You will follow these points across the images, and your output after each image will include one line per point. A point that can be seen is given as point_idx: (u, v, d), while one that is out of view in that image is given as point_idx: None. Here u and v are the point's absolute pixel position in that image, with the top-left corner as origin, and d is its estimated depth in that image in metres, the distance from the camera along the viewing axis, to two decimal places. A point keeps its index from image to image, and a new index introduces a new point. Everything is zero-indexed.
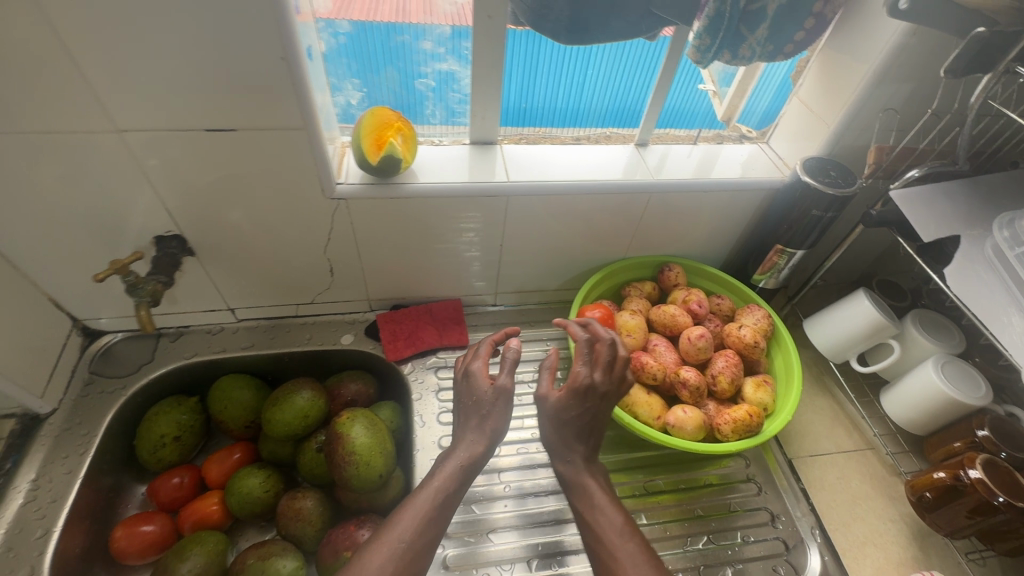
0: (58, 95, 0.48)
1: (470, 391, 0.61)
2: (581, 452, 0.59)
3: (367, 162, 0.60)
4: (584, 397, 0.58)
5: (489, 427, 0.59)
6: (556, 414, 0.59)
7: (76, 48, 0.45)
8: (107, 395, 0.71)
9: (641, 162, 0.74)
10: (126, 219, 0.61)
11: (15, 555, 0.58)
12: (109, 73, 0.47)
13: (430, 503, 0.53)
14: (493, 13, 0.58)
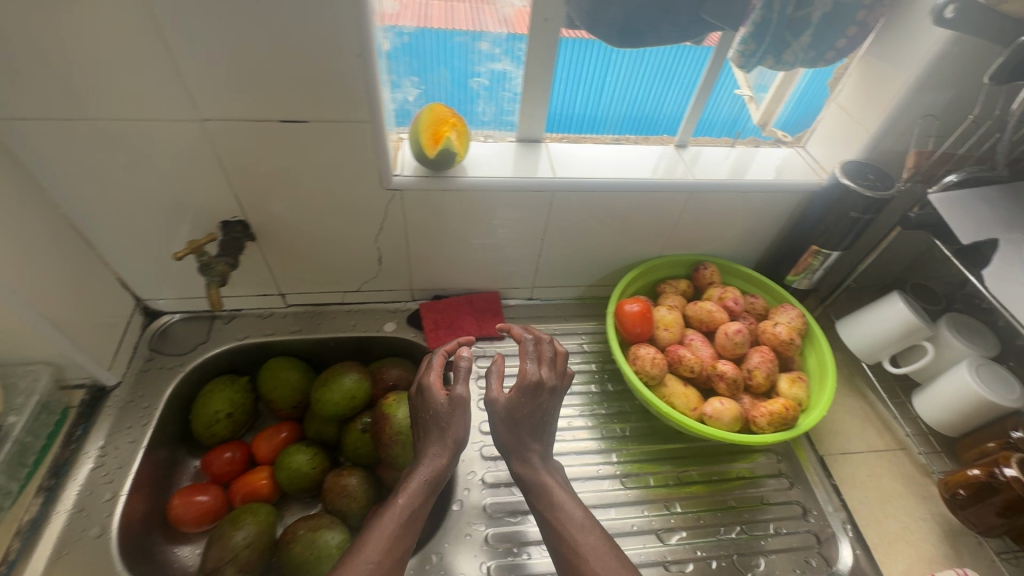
0: (152, 85, 0.52)
1: (426, 404, 0.63)
2: (538, 453, 0.61)
3: (424, 154, 0.63)
4: (534, 393, 0.62)
5: (451, 436, 0.61)
6: (508, 416, 0.61)
7: (174, 41, 0.49)
8: (166, 371, 0.75)
9: (668, 158, 0.77)
10: (197, 204, 0.65)
11: (86, 515, 0.61)
12: (200, 66, 0.51)
13: (396, 521, 0.55)
14: (548, 16, 0.61)
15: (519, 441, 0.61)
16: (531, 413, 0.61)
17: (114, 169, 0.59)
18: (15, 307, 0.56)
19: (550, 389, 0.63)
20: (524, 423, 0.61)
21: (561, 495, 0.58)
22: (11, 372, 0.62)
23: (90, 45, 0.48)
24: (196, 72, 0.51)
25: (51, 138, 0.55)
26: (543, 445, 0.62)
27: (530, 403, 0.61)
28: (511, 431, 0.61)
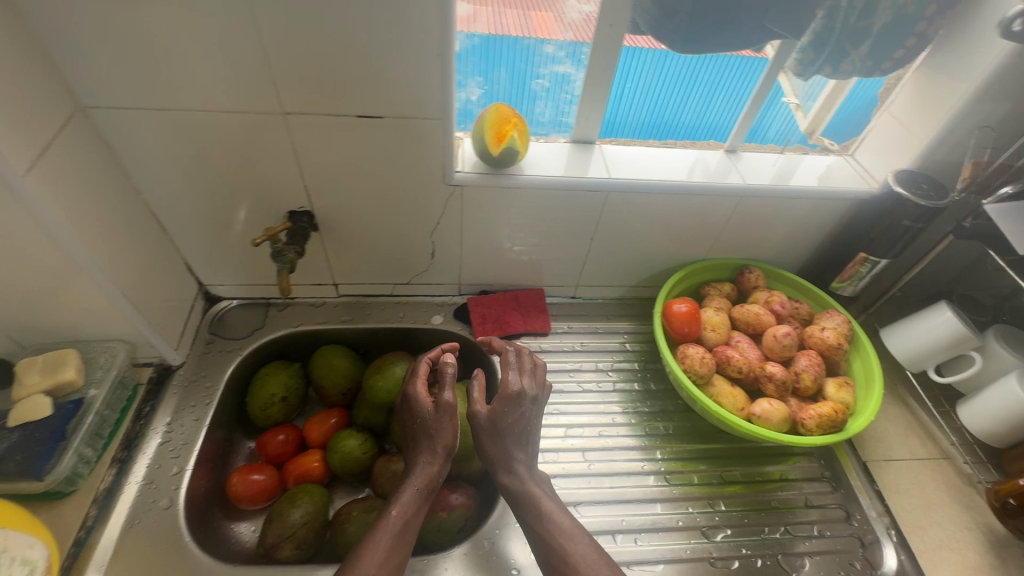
0: (243, 78, 0.55)
1: (415, 413, 0.65)
2: (523, 463, 0.63)
3: (489, 152, 0.66)
4: (515, 402, 0.64)
5: (440, 446, 0.63)
6: (491, 424, 0.63)
7: (269, 38, 0.52)
8: (225, 354, 0.78)
9: (699, 164, 0.77)
10: (268, 193, 0.67)
11: (155, 487, 0.64)
12: (290, 61, 0.54)
13: (390, 534, 0.58)
14: (614, 21, 0.63)
15: (503, 451, 0.63)
16: (511, 423, 0.64)
17: (196, 157, 0.62)
18: (103, 285, 0.59)
19: (530, 398, 0.66)
20: (506, 433, 0.63)
21: (549, 505, 0.60)
22: (91, 348, 0.65)
23: (191, 39, 0.51)
24: (285, 67, 0.54)
25: (143, 127, 0.58)
26: (526, 455, 0.63)
27: (513, 415, 0.63)
28: (493, 441, 0.63)
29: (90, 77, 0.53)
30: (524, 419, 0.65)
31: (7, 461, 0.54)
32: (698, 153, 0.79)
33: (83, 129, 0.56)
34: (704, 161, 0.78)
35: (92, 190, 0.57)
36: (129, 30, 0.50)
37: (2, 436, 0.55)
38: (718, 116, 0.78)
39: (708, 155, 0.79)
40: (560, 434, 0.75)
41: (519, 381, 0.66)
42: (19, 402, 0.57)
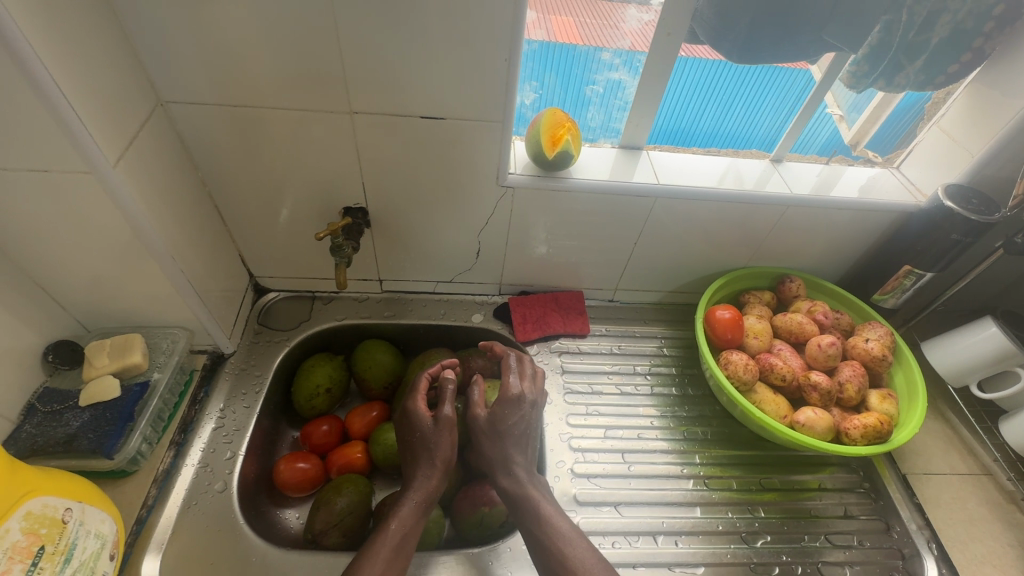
0: (316, 77, 0.57)
1: (415, 428, 0.68)
2: (522, 468, 0.66)
3: (545, 156, 0.67)
4: (514, 405, 0.68)
5: (439, 458, 0.66)
6: (489, 427, 0.67)
7: (346, 39, 0.54)
8: (273, 344, 0.81)
9: (730, 171, 0.78)
10: (327, 189, 0.69)
11: (211, 471, 0.66)
12: (363, 62, 0.55)
13: (391, 543, 0.59)
14: (671, 30, 0.64)
15: (502, 454, 0.66)
16: (508, 429, 0.67)
17: (262, 152, 0.64)
18: (172, 273, 0.61)
19: (528, 403, 0.70)
20: (505, 436, 0.67)
21: (548, 509, 0.62)
22: (153, 334, 0.67)
23: (272, 38, 0.53)
24: (357, 67, 0.56)
25: (216, 121, 0.60)
26: (526, 458, 0.66)
27: (511, 418, 0.67)
28: (492, 443, 0.67)
29: (173, 73, 0.55)
30: (521, 423, 0.68)
31: (80, 439, 0.56)
32: (730, 160, 0.79)
33: (161, 122, 0.58)
34: (735, 168, 0.79)
35: (168, 181, 0.59)
36: (215, 28, 0.52)
37: (76, 414, 0.58)
38: (737, 126, 0.80)
39: (739, 162, 0.80)
40: (600, 434, 0.76)
41: (517, 386, 0.70)
42: (90, 382, 0.59)
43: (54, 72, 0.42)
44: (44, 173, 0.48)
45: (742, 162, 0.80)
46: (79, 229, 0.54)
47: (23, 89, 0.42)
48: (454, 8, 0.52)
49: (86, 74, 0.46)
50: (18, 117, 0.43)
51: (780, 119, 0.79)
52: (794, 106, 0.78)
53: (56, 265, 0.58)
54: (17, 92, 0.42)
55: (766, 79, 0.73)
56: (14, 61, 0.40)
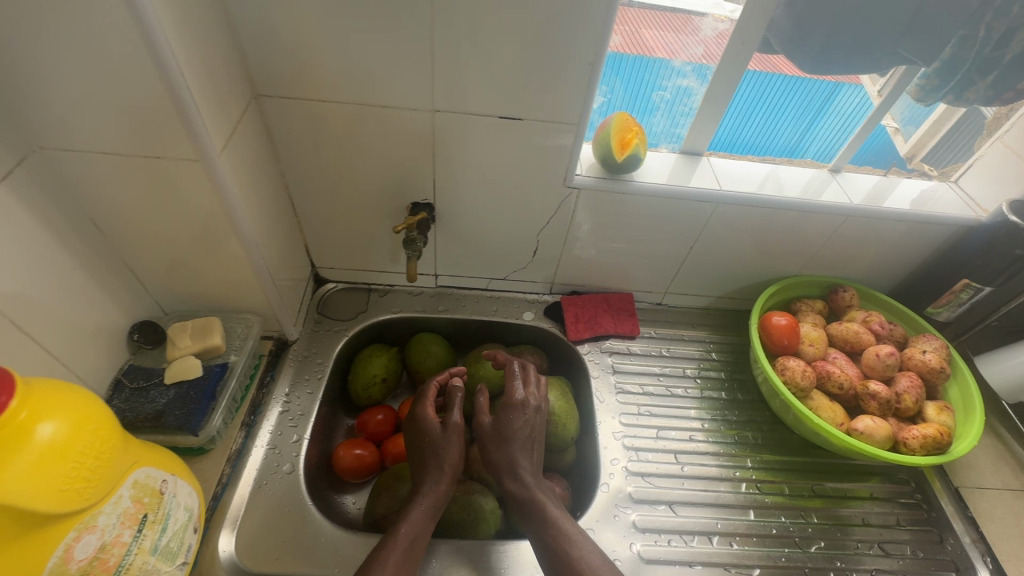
0: (407, 76, 0.59)
1: (421, 433, 0.68)
2: (529, 472, 0.66)
3: (614, 160, 0.69)
4: (522, 411, 0.69)
5: (447, 463, 0.66)
6: (496, 431, 0.68)
7: (439, 40, 0.56)
8: (333, 333, 0.83)
9: (769, 178, 0.78)
10: (398, 184, 0.72)
11: (279, 453, 0.68)
12: (453, 63, 0.57)
13: (403, 545, 0.59)
14: (746, 39, 0.65)
15: (509, 458, 0.66)
16: (513, 433, 0.67)
17: (343, 146, 0.67)
18: (254, 260, 0.64)
19: (534, 407, 0.70)
20: (511, 440, 0.67)
21: (554, 512, 0.62)
22: (228, 319, 0.70)
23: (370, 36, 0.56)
24: (448, 68, 0.58)
25: (304, 115, 0.63)
26: (532, 462, 0.67)
27: (516, 422, 0.68)
28: (499, 447, 0.67)
29: (271, 67, 0.58)
30: (526, 426, 0.69)
31: (167, 415, 0.58)
32: (771, 166, 0.80)
33: (254, 114, 0.61)
34: (775, 175, 0.79)
35: (256, 170, 0.62)
36: (318, 26, 0.54)
37: (161, 391, 0.60)
38: (756, 135, 0.80)
39: (780, 169, 0.80)
40: (653, 435, 0.77)
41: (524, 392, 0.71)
42: (173, 362, 0.62)
43: (183, 65, 0.45)
44: (157, 160, 0.51)
45: (782, 169, 0.80)
46: (177, 215, 0.57)
47: (156, 80, 0.44)
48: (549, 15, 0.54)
49: (205, 67, 0.48)
50: (144, 106, 0.46)
51: (798, 130, 0.80)
52: (813, 117, 0.78)
53: (149, 247, 0.61)
54: (150, 83, 0.44)
55: (806, 92, 0.74)
56: (153, 54, 0.42)
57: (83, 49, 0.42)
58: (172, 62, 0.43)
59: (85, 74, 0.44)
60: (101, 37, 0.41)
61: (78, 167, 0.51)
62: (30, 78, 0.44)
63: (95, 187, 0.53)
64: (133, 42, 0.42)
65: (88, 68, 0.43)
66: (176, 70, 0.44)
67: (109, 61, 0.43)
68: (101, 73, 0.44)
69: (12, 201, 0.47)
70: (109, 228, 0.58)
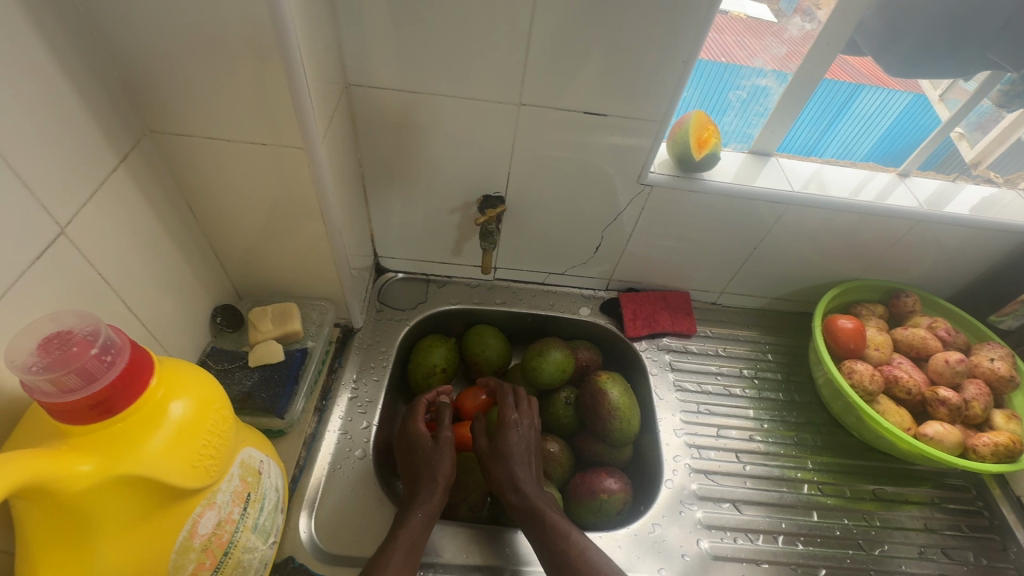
0: (496, 69, 0.60)
1: (413, 448, 0.68)
2: (529, 484, 0.67)
3: (692, 158, 0.69)
4: (515, 429, 0.71)
5: (440, 475, 0.65)
6: (493, 448, 0.69)
7: (534, 35, 0.57)
8: (395, 323, 0.83)
9: (814, 179, 0.77)
10: (472, 176, 0.73)
11: (350, 438, 0.69)
12: (544, 58, 0.58)
13: (405, 549, 0.58)
14: (831, 41, 0.65)
15: (510, 472, 0.67)
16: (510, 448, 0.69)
17: (423, 137, 0.68)
18: (337, 249, 0.65)
19: (527, 425, 0.72)
20: (509, 455, 0.68)
21: (557, 518, 0.63)
22: (303, 304, 0.71)
23: (467, 30, 0.57)
24: (538, 63, 0.59)
25: (389, 106, 0.64)
26: (530, 474, 0.67)
27: (512, 438, 0.70)
28: (497, 464, 0.68)
29: (365, 58, 0.59)
30: (523, 441, 0.71)
31: (255, 397, 0.60)
32: (816, 166, 0.78)
33: (344, 103, 0.62)
34: (820, 175, 0.78)
35: (342, 159, 0.63)
36: (417, 19, 0.56)
37: (246, 373, 0.61)
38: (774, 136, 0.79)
39: (826, 169, 0.79)
40: (713, 433, 0.77)
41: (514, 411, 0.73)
42: (256, 345, 0.63)
43: (303, 54, 0.47)
44: (262, 146, 0.53)
45: (827, 170, 0.79)
46: (271, 201, 0.58)
47: (277, 68, 0.46)
48: (645, 14, 0.55)
49: (315, 56, 0.50)
50: (261, 92, 0.48)
51: (817, 132, 0.79)
52: (832, 118, 0.77)
53: (237, 232, 0.62)
54: (271, 70, 0.46)
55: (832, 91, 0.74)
56: (279, 43, 0.44)
57: (215, 36, 0.44)
58: (295, 51, 0.45)
59: (211, 61, 0.46)
60: (234, 25, 0.43)
61: (185, 151, 0.53)
62: (158, 62, 0.46)
63: (197, 172, 0.55)
64: (263, 30, 0.44)
65: (215, 55, 0.45)
66: (298, 59, 0.46)
67: (236, 48, 0.45)
68: (226, 59, 0.46)
69: (129, 182, 0.49)
70: (202, 212, 0.60)
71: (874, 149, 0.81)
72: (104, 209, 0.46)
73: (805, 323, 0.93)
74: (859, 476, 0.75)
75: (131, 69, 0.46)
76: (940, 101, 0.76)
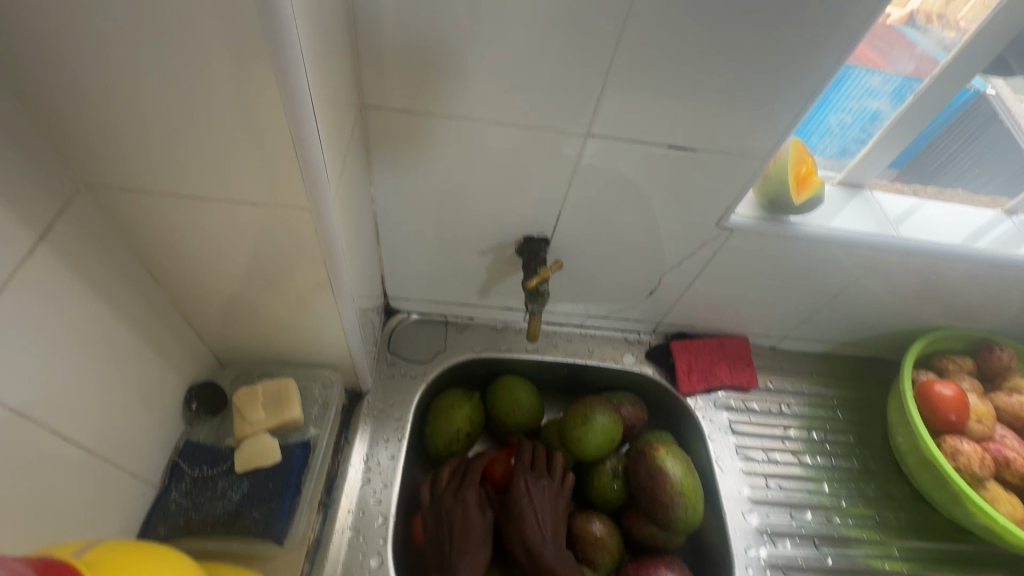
0: (562, 93, 0.48)
1: (442, 518, 0.60)
2: (555, 558, 0.58)
3: (791, 202, 0.58)
4: (537, 495, 0.61)
5: (473, 553, 0.57)
6: (511, 517, 0.60)
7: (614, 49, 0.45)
8: (409, 380, 0.70)
9: (897, 213, 0.65)
10: (510, 211, 0.59)
11: (364, 539, 0.57)
12: (621, 74, 0.47)
13: None
14: (975, 58, 0.51)
15: (530, 545, 0.58)
16: (547, 520, 0.60)
17: (454, 169, 0.55)
18: (347, 315, 0.51)
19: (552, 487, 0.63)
20: (531, 525, 0.59)
21: None
22: (300, 374, 0.57)
23: (528, 35, 0.44)
24: (616, 85, 0.48)
25: (414, 132, 0.51)
26: (553, 547, 0.59)
27: (531, 504, 0.61)
28: (517, 537, 0.59)
29: (393, 76, 0.47)
30: (545, 506, 0.61)
31: (244, 517, 0.47)
32: (897, 197, 0.67)
33: (358, 130, 0.50)
34: (902, 207, 0.66)
35: (354, 202, 0.49)
36: (464, 22, 0.44)
37: (233, 483, 0.48)
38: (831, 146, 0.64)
39: (922, 205, 0.67)
40: (787, 517, 0.66)
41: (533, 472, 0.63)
42: (245, 442, 0.49)
43: (315, 89, 0.33)
44: (252, 206, 0.39)
45: (910, 202, 0.67)
46: (264, 266, 0.45)
47: (277, 113, 0.33)
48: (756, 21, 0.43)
49: (328, 87, 0.36)
50: (252, 142, 0.34)
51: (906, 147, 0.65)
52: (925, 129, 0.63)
53: (219, 299, 0.48)
54: (271, 117, 0.33)
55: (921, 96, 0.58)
56: (281, 82, 0.31)
57: (189, 68, 0.31)
58: (306, 92, 0.32)
59: (183, 99, 0.32)
60: (217, 54, 0.30)
61: (143, 206, 0.39)
62: (106, 98, 0.32)
63: (158, 230, 0.41)
64: (259, 64, 0.30)
65: (187, 93, 0.32)
66: (309, 103, 0.33)
67: (218, 85, 0.31)
68: (206, 99, 0.32)
69: (61, 263, 0.35)
70: (169, 279, 0.45)
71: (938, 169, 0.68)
72: (15, 313, 0.32)
73: (876, 371, 0.82)
74: (946, 561, 0.66)
75: (66, 107, 0.32)
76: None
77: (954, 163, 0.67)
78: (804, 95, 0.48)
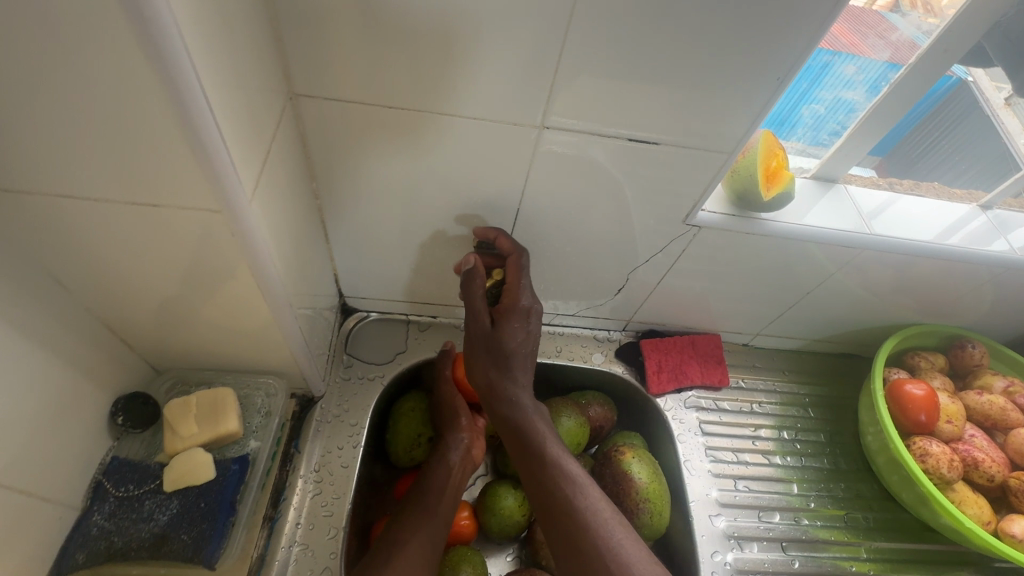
0: (508, 84, 0.45)
1: (440, 404, 0.64)
2: (528, 395, 0.58)
3: (760, 198, 0.55)
4: (523, 318, 0.57)
5: (460, 433, 0.61)
6: (490, 341, 0.57)
7: (565, 41, 0.42)
8: (367, 383, 0.66)
9: (872, 208, 0.63)
10: (466, 208, 0.56)
11: (312, 554, 0.54)
12: (574, 66, 0.44)
13: (431, 546, 0.53)
14: (950, 47, 0.49)
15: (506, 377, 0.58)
16: (510, 353, 0.57)
17: (400, 163, 0.51)
18: (285, 319, 0.47)
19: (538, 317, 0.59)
20: (509, 355, 0.57)
21: (555, 448, 0.55)
22: (242, 383, 0.54)
23: (471, 24, 0.41)
24: (567, 75, 0.45)
25: (355, 123, 0.48)
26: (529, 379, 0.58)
27: (516, 332, 0.57)
28: (495, 367, 0.58)
29: (324, 60, 0.43)
30: (529, 338, 0.58)
31: (171, 540, 0.45)
32: (875, 192, 0.64)
33: (290, 121, 0.46)
34: (879, 204, 0.64)
35: (286, 199, 0.45)
36: (402, 8, 0.40)
37: (159, 505, 0.46)
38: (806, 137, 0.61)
39: (899, 199, 0.65)
40: (755, 520, 0.65)
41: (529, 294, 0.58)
42: (175, 458, 0.47)
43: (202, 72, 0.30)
44: (156, 209, 0.36)
45: (891, 197, 0.65)
46: (183, 268, 0.41)
47: (162, 110, 0.30)
48: (710, 13, 0.41)
49: (227, 69, 0.33)
50: (145, 131, 0.31)
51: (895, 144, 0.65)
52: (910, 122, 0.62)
53: (138, 308, 0.45)
54: (157, 103, 0.29)
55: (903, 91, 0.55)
56: (160, 72, 0.28)
57: (59, 61, 0.27)
58: (192, 73, 0.29)
59: (59, 88, 0.29)
60: (86, 44, 0.27)
61: (35, 207, 0.35)
62: None
63: (59, 233, 0.37)
64: (130, 54, 0.27)
65: (61, 90, 0.29)
66: (196, 82, 0.29)
67: (96, 77, 0.28)
68: (86, 92, 0.29)
69: None
70: (80, 286, 0.42)
71: (934, 169, 0.67)
72: None
73: (852, 368, 0.80)
74: (917, 562, 0.65)
75: None
76: (1007, 105, 0.62)
77: (962, 167, 0.67)
78: (767, 89, 0.46)
